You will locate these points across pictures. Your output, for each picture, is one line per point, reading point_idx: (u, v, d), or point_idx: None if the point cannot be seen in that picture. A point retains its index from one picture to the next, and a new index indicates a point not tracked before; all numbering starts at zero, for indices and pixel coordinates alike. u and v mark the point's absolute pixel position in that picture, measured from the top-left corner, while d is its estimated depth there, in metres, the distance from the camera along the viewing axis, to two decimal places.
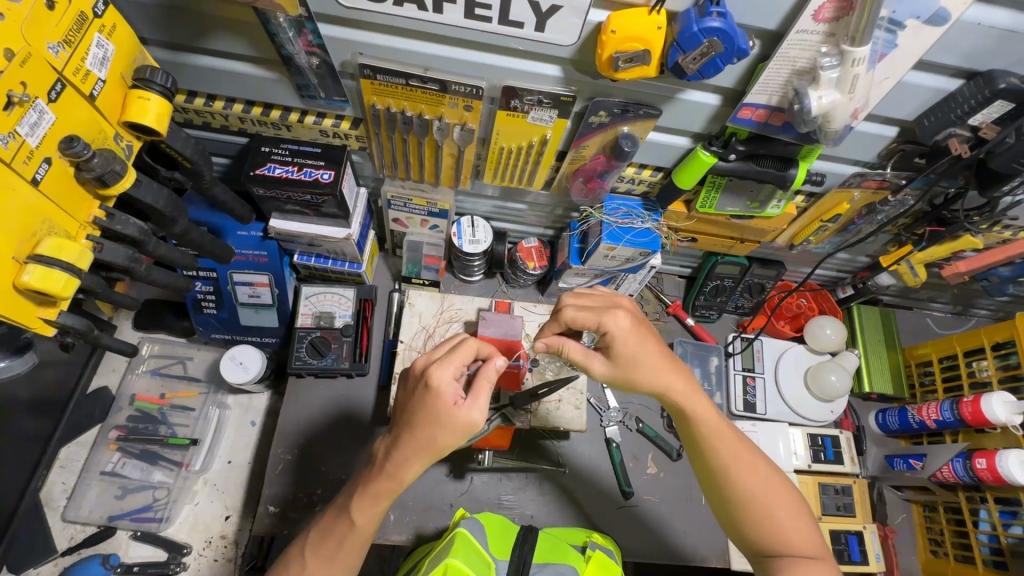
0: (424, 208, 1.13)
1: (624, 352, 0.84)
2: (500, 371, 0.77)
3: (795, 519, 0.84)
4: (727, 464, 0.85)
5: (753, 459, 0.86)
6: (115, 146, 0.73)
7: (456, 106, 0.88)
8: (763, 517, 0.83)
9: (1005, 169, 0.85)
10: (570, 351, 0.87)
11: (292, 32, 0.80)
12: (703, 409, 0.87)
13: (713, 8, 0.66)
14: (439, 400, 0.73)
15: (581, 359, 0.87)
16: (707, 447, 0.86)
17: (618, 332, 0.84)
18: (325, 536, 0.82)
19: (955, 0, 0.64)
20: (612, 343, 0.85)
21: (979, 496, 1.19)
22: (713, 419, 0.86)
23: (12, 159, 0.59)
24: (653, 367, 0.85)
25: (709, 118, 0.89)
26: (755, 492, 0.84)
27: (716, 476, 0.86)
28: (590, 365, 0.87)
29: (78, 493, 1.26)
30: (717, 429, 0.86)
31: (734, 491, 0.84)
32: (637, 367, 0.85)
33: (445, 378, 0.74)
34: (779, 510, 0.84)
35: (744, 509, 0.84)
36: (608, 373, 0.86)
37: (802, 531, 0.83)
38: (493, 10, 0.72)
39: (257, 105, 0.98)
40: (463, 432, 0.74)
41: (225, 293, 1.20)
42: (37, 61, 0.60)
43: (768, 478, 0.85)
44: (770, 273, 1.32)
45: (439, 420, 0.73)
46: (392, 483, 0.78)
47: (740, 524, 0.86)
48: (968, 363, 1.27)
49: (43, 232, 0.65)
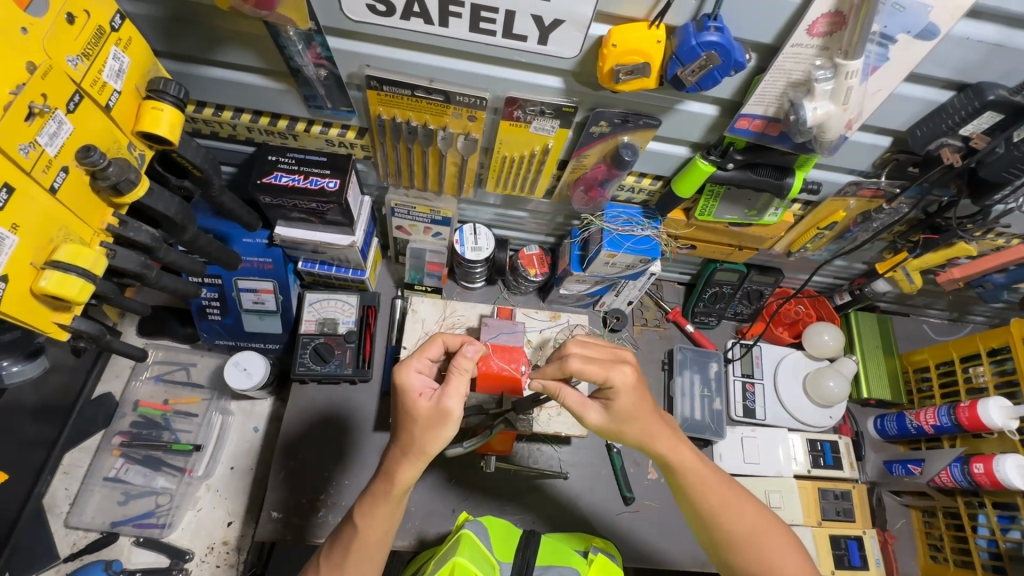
0: (427, 215, 1.15)
1: (623, 408, 0.84)
2: (468, 358, 0.81)
3: (788, 555, 0.86)
4: (716, 509, 0.87)
5: (740, 500, 0.88)
6: (129, 155, 0.75)
7: (460, 116, 0.91)
8: (754, 559, 0.85)
9: (996, 178, 0.87)
10: (567, 397, 0.87)
11: (301, 45, 0.82)
12: (686, 458, 0.88)
13: (711, 23, 0.69)
14: (408, 393, 0.80)
15: (577, 407, 0.87)
16: (696, 493, 0.87)
17: (623, 387, 0.83)
18: (336, 546, 0.83)
19: (943, 16, 0.66)
20: (613, 397, 0.84)
21: (976, 502, 1.21)
22: (696, 467, 0.88)
23: (31, 167, 0.61)
24: (645, 420, 0.86)
25: (707, 127, 0.91)
26: (746, 535, 0.86)
27: (708, 523, 0.87)
28: (586, 414, 0.87)
29: (81, 499, 1.27)
30: (700, 476, 0.88)
31: (727, 536, 0.86)
32: (634, 419, 0.86)
33: (409, 372, 0.82)
34: (770, 549, 0.86)
35: (738, 553, 0.86)
36: (603, 423, 0.87)
37: (796, 565, 0.85)
38: (498, 24, 0.74)
39: (264, 115, 1.00)
40: (436, 419, 0.78)
41: (230, 299, 1.21)
42: (58, 73, 0.62)
43: (755, 518, 0.87)
44: (769, 279, 1.33)
45: (412, 412, 0.80)
46: (390, 486, 0.81)
47: (735, 567, 0.87)
48: (964, 368, 1.29)
49: (59, 239, 0.67)
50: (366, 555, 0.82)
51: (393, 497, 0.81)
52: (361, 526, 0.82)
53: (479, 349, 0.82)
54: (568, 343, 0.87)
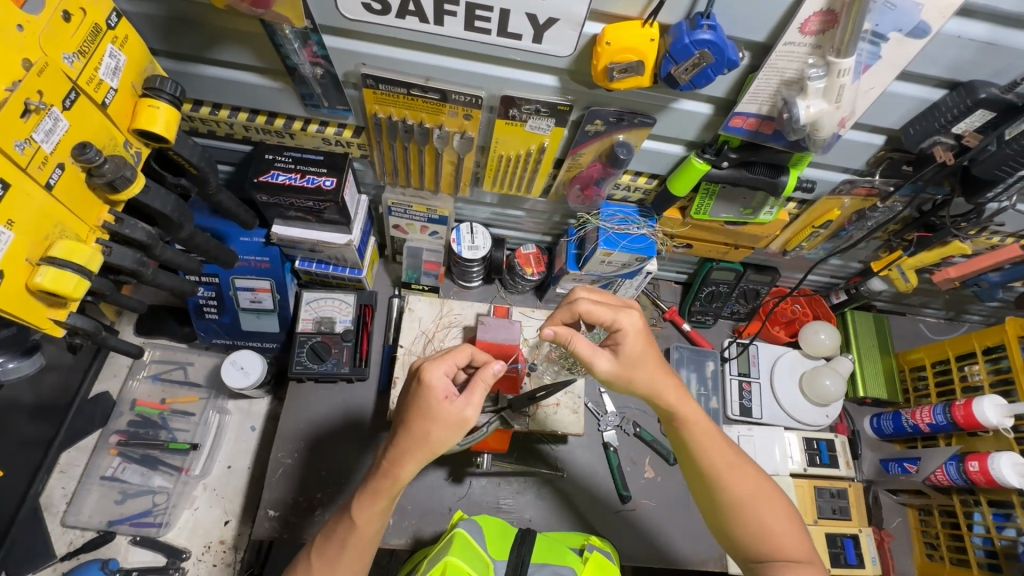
0: (424, 214, 1.15)
1: (631, 352, 0.86)
2: (498, 374, 0.81)
3: (785, 522, 0.86)
4: (720, 470, 0.87)
5: (743, 464, 0.88)
6: (124, 152, 0.75)
7: (456, 114, 0.91)
8: (754, 524, 0.85)
9: (989, 176, 0.88)
10: (579, 345, 0.85)
11: (297, 43, 0.82)
12: (693, 414, 0.88)
13: (704, 21, 0.69)
14: (431, 392, 0.78)
15: (586, 354, 0.86)
16: (701, 451, 0.88)
17: (631, 329, 0.86)
18: (329, 544, 0.83)
19: (933, 14, 0.67)
20: (621, 340, 0.87)
21: (972, 500, 1.21)
22: (703, 425, 0.88)
23: (27, 164, 0.61)
24: (653, 370, 0.87)
25: (702, 126, 0.91)
26: (747, 498, 0.86)
27: (710, 484, 0.87)
28: (596, 362, 0.87)
29: (77, 498, 1.27)
30: (705, 434, 0.88)
31: (728, 499, 0.86)
32: (641, 365, 0.86)
33: (436, 371, 0.79)
34: (769, 516, 0.86)
35: (737, 517, 0.86)
36: (612, 371, 0.87)
37: (792, 535, 0.86)
38: (493, 22, 0.74)
39: (261, 114, 1.00)
40: (454, 427, 0.78)
41: (227, 298, 1.21)
42: (54, 71, 0.62)
43: (757, 483, 0.87)
44: (765, 278, 1.34)
45: (431, 412, 0.78)
46: (392, 483, 0.80)
47: (732, 532, 0.88)
48: (960, 367, 1.29)
49: (55, 236, 0.67)
50: (359, 552, 0.83)
51: (392, 491, 0.81)
52: (360, 521, 0.82)
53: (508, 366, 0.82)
54: (576, 290, 0.91)
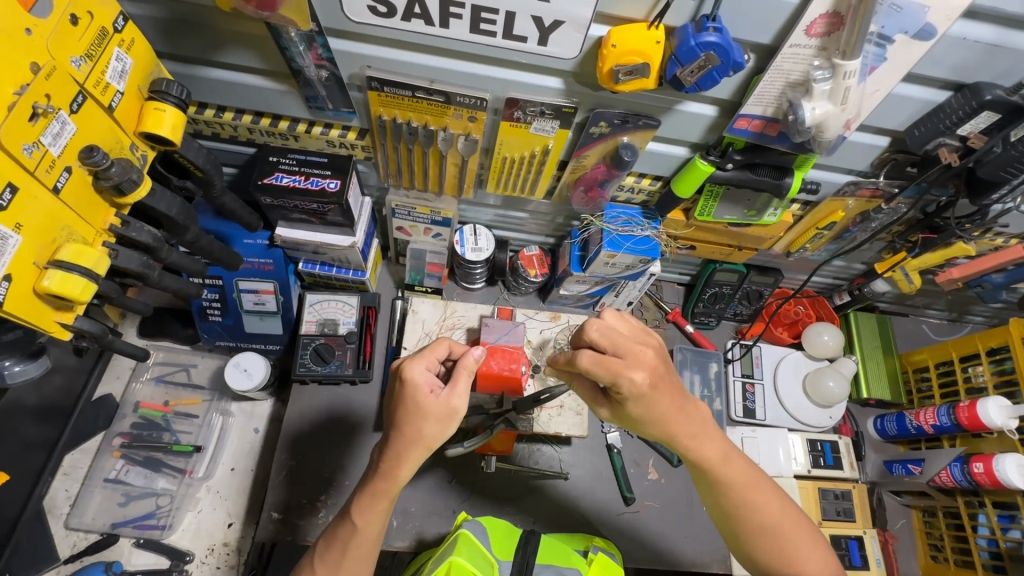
0: (427, 216, 1.15)
1: (636, 411, 0.79)
2: (476, 359, 0.82)
3: (811, 547, 0.84)
4: (740, 504, 0.85)
5: (764, 493, 0.85)
6: (131, 155, 0.75)
7: (460, 117, 0.91)
8: (780, 550, 0.83)
9: (993, 177, 0.88)
10: (579, 387, 0.87)
11: (303, 46, 0.82)
12: (715, 450, 0.84)
13: (710, 23, 0.69)
14: (416, 389, 0.79)
15: (588, 397, 0.87)
16: (721, 485, 0.85)
17: (631, 393, 0.76)
18: (332, 546, 0.83)
19: (940, 16, 0.67)
20: (625, 401, 0.78)
21: (977, 501, 1.21)
22: (725, 459, 0.85)
23: (35, 167, 0.61)
24: (665, 423, 0.80)
25: (706, 128, 0.91)
26: (770, 529, 0.84)
27: (732, 515, 0.85)
28: (598, 404, 0.86)
29: (81, 500, 1.27)
30: (727, 466, 0.85)
31: (752, 526, 0.84)
32: (651, 420, 0.80)
33: (417, 370, 0.80)
34: (794, 544, 0.84)
35: (760, 547, 0.85)
36: (614, 416, 0.86)
37: (819, 560, 0.83)
38: (498, 25, 0.74)
39: (266, 116, 1.00)
40: (444, 417, 0.78)
41: (230, 300, 1.22)
42: (61, 74, 0.62)
43: (780, 510, 0.85)
44: (768, 280, 1.34)
45: (418, 407, 0.79)
46: (390, 484, 0.80)
47: (756, 557, 0.86)
48: (964, 368, 1.29)
49: (63, 239, 0.67)
50: (363, 553, 0.82)
51: (391, 493, 0.81)
52: (362, 522, 0.81)
53: (486, 351, 0.84)
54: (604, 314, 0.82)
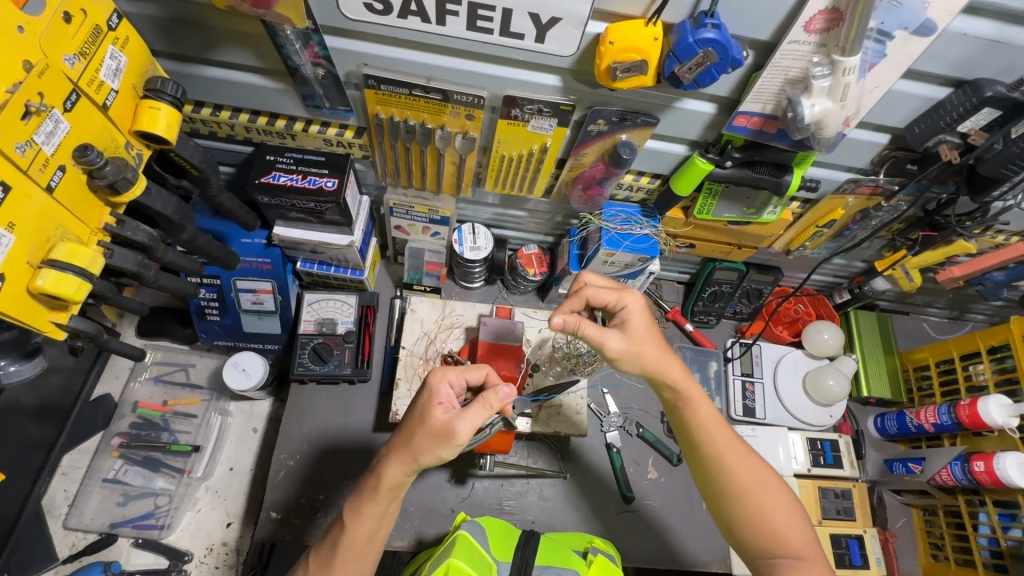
0: (425, 215, 1.15)
1: (639, 330, 0.88)
2: (499, 398, 0.77)
3: (789, 514, 0.83)
4: (725, 456, 0.85)
5: (747, 451, 0.86)
6: (126, 154, 0.75)
7: (458, 115, 0.91)
8: (757, 515, 0.83)
9: (994, 174, 0.87)
10: (587, 330, 0.85)
11: (299, 44, 0.82)
12: (697, 396, 0.87)
13: (708, 20, 0.69)
14: (432, 396, 0.80)
15: (595, 337, 0.86)
16: (703, 435, 0.86)
17: (635, 308, 0.89)
18: (325, 543, 0.83)
19: (940, 12, 0.66)
20: (626, 321, 0.89)
21: (978, 500, 1.20)
22: (708, 408, 0.87)
23: (28, 166, 0.61)
24: (661, 346, 0.87)
25: (705, 126, 0.91)
26: (752, 485, 0.83)
27: (714, 471, 0.85)
28: (605, 343, 0.86)
29: (80, 500, 1.27)
30: (710, 417, 0.86)
31: (732, 487, 0.84)
32: (649, 341, 0.87)
33: (443, 380, 0.81)
34: (772, 507, 0.83)
35: (739, 504, 0.83)
36: (622, 351, 0.86)
37: (796, 527, 0.83)
38: (495, 22, 0.74)
39: (263, 115, 1.00)
40: (438, 435, 0.77)
41: (228, 300, 1.21)
42: (54, 72, 0.62)
43: (762, 470, 0.85)
44: (768, 278, 1.34)
45: (425, 415, 0.79)
46: (376, 484, 0.80)
47: (733, 522, 0.85)
48: (965, 367, 1.29)
49: (57, 238, 0.67)
50: (354, 556, 0.81)
51: (381, 494, 0.80)
52: (350, 522, 0.81)
53: (512, 394, 0.78)
54: (584, 276, 0.94)
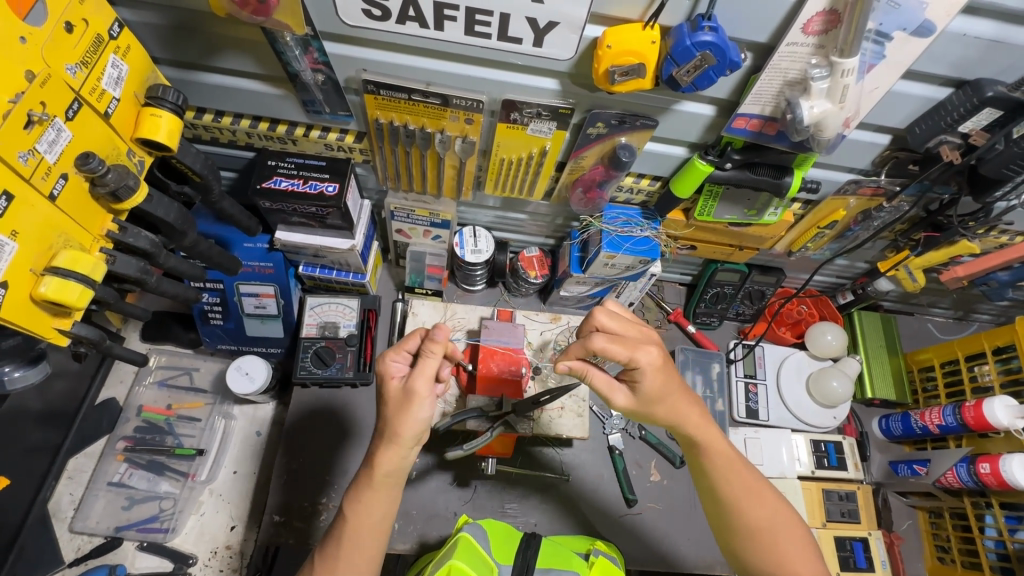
0: (426, 218, 1.15)
1: (650, 388, 0.83)
2: (436, 341, 0.80)
3: (803, 552, 0.84)
4: (738, 497, 0.85)
5: (762, 489, 0.86)
6: (128, 162, 0.76)
7: (457, 119, 0.91)
8: (769, 549, 0.84)
9: (996, 175, 0.87)
10: (596, 378, 0.85)
11: (299, 50, 0.82)
12: (713, 441, 0.87)
13: (706, 23, 0.69)
14: (384, 378, 0.84)
15: (604, 389, 0.86)
16: (718, 478, 0.86)
17: (649, 367, 0.82)
18: (327, 545, 0.81)
19: (939, 12, 0.66)
20: (638, 378, 0.83)
21: (984, 502, 1.19)
22: (722, 452, 0.87)
23: (30, 174, 0.62)
24: (674, 400, 0.85)
25: (704, 127, 0.90)
26: (763, 523, 0.84)
27: (727, 511, 0.86)
28: (613, 397, 0.86)
29: (85, 504, 1.27)
30: (726, 459, 0.87)
31: (745, 523, 0.85)
32: (661, 401, 0.84)
33: (388, 359, 0.85)
34: (785, 543, 0.84)
35: (752, 541, 0.85)
36: (630, 405, 0.86)
37: (809, 563, 0.83)
38: (493, 27, 0.74)
39: (264, 120, 1.00)
40: (399, 400, 0.80)
41: (231, 304, 1.22)
42: (56, 81, 0.63)
43: (775, 507, 0.85)
44: (771, 279, 1.32)
45: (384, 395, 0.83)
46: (375, 474, 0.80)
47: (744, 555, 0.86)
48: (970, 367, 1.28)
49: (59, 246, 0.68)
50: (359, 551, 0.80)
51: (378, 484, 0.80)
52: (350, 511, 0.81)
53: (446, 331, 0.80)
54: (596, 316, 0.86)
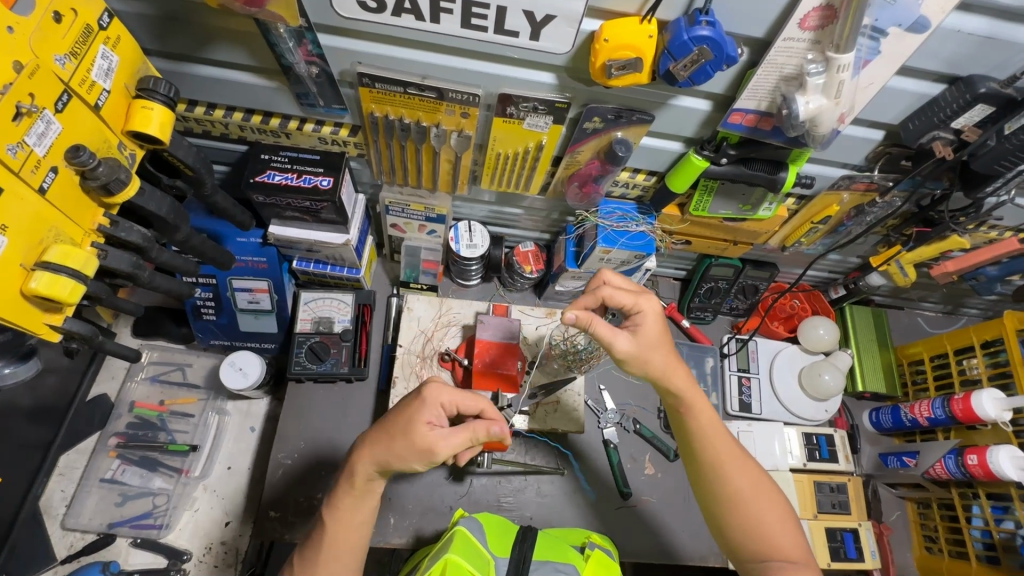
0: (422, 213, 1.14)
1: (652, 333, 0.87)
2: (491, 433, 0.79)
3: (782, 522, 0.85)
4: (721, 460, 0.87)
5: (743, 456, 0.88)
6: (119, 154, 0.75)
7: (453, 113, 0.90)
8: (751, 518, 0.85)
9: (987, 170, 0.87)
10: (599, 329, 0.84)
11: (292, 42, 0.81)
12: (699, 403, 0.89)
13: (702, 17, 0.68)
14: (420, 413, 0.80)
15: (606, 336, 0.85)
16: (702, 440, 0.88)
17: (651, 313, 0.87)
18: (307, 549, 0.83)
19: (933, 9, 0.66)
20: (641, 322, 0.87)
21: (971, 493, 1.22)
22: (709, 415, 0.89)
23: (19, 167, 0.61)
24: (669, 354, 0.87)
25: (700, 123, 0.91)
26: (745, 489, 0.85)
27: (710, 474, 0.87)
28: (615, 342, 0.85)
29: (78, 500, 1.26)
30: (711, 422, 0.88)
31: (727, 489, 0.86)
32: (659, 348, 0.87)
33: (435, 399, 0.81)
34: (765, 512, 0.85)
35: (733, 508, 0.85)
36: (630, 351, 0.85)
37: (788, 533, 0.84)
38: (489, 20, 0.73)
39: (257, 113, 0.99)
40: (420, 454, 0.78)
41: (225, 299, 1.21)
42: (45, 73, 0.62)
43: (755, 474, 0.87)
44: (764, 274, 1.33)
45: (411, 429, 0.79)
46: (357, 483, 0.80)
47: (724, 525, 0.87)
48: (959, 361, 1.30)
49: (51, 239, 0.67)
50: (335, 555, 0.81)
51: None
52: (343, 524, 0.80)
53: (504, 433, 0.80)
54: (602, 273, 0.90)
